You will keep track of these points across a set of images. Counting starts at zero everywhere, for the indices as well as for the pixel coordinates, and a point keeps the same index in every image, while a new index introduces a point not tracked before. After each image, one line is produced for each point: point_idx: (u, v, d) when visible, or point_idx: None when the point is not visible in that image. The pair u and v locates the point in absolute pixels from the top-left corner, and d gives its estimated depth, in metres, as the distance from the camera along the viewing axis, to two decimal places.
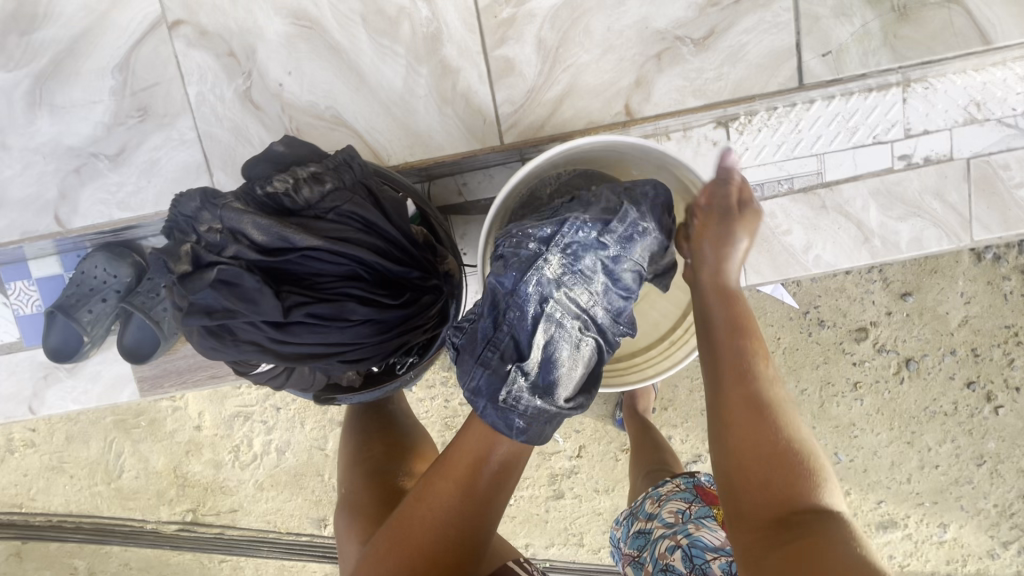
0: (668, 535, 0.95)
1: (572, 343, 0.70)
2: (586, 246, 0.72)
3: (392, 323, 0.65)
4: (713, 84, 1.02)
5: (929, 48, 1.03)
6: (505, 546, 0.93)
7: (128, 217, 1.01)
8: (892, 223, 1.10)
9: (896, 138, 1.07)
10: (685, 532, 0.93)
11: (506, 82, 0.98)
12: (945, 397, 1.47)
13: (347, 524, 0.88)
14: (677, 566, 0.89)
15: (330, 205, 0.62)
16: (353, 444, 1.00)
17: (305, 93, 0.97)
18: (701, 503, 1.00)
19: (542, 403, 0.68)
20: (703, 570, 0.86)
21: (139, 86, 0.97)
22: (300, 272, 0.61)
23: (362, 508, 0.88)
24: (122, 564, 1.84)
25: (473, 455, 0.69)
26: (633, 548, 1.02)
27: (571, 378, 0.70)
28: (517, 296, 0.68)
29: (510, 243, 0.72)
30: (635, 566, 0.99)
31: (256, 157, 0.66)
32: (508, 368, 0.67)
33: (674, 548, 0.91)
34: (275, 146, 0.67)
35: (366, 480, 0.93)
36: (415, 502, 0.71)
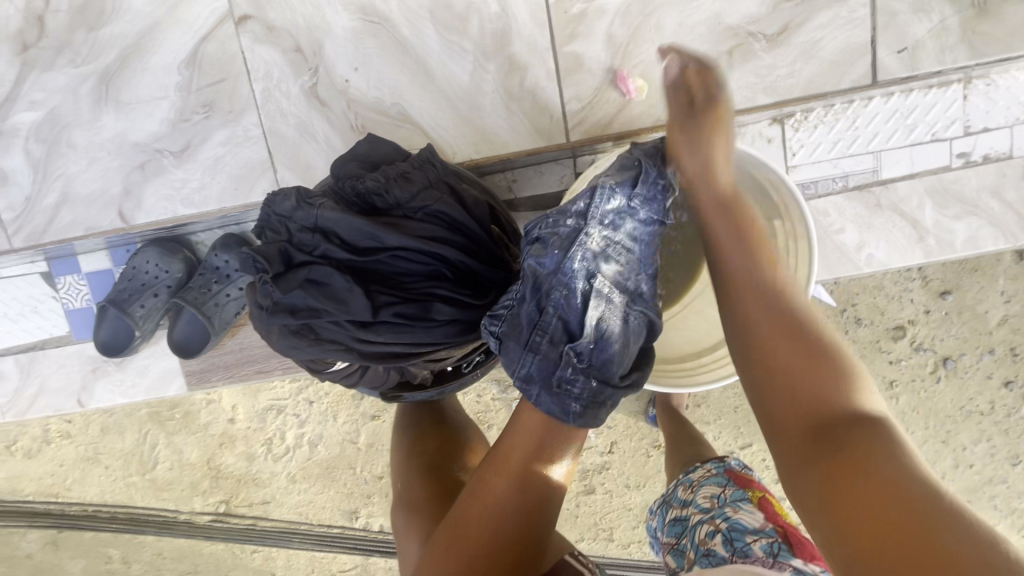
0: (706, 520, 0.95)
1: (624, 319, 0.65)
2: (622, 214, 0.67)
3: (473, 323, 0.64)
4: (783, 82, 1.02)
5: (1009, 45, 1.01)
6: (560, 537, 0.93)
7: (191, 213, 1.02)
8: (948, 222, 1.08)
9: (956, 135, 1.05)
10: (724, 515, 0.94)
11: (574, 79, 0.96)
12: (981, 396, 1.47)
13: (405, 524, 0.89)
14: (719, 550, 0.89)
15: (421, 205, 0.62)
16: (405, 439, 1.00)
17: (371, 89, 0.96)
18: (735, 486, 1.00)
19: (598, 384, 0.64)
20: (747, 552, 0.87)
21: (205, 82, 0.97)
22: (388, 272, 0.61)
23: (420, 505, 0.89)
24: (156, 553, 1.87)
25: (528, 441, 0.67)
26: (670, 537, 1.01)
27: (625, 355, 0.65)
28: (560, 275, 0.64)
29: (542, 221, 0.66)
30: (673, 554, 0.98)
31: (345, 155, 0.66)
32: (561, 351, 0.63)
33: (714, 532, 0.92)
34: (364, 144, 0.67)
35: (421, 478, 0.93)
36: (472, 495, 0.69)
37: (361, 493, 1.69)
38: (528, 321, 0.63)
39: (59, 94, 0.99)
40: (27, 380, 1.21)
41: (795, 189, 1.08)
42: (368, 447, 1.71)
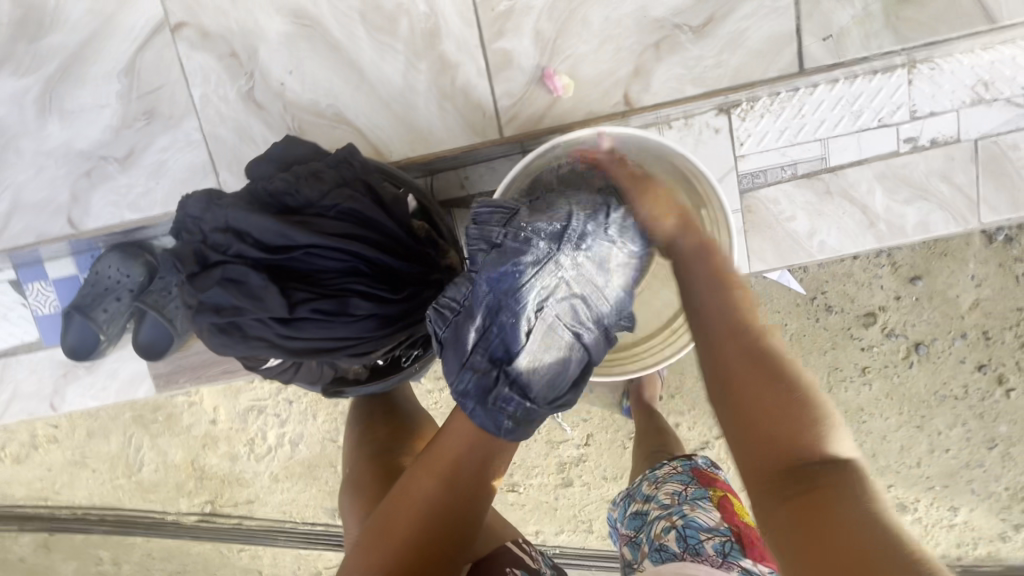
0: (664, 516, 0.94)
1: (564, 346, 0.65)
2: (598, 236, 0.67)
3: (393, 316, 0.66)
4: (713, 71, 1.02)
5: (931, 31, 1.01)
6: (504, 528, 0.97)
7: (139, 218, 1.03)
8: (898, 207, 1.09)
9: (901, 120, 1.05)
10: (680, 512, 0.93)
11: (504, 76, 0.98)
12: (955, 380, 1.46)
13: (350, 506, 0.91)
14: (671, 545, 0.89)
15: (331, 203, 0.64)
16: (359, 431, 1.03)
17: (305, 92, 0.98)
18: (697, 485, 0.99)
19: (529, 405, 0.64)
20: (698, 550, 0.86)
21: (144, 89, 0.98)
22: (305, 269, 0.63)
23: (363, 489, 0.90)
24: (146, 554, 1.90)
25: (462, 442, 0.66)
26: (629, 528, 1.01)
27: (555, 377, 0.65)
28: (512, 295, 0.62)
29: (513, 231, 0.64)
30: (631, 546, 0.98)
31: (259, 158, 0.68)
32: (495, 372, 0.63)
33: (669, 528, 0.91)
34: (278, 147, 0.69)
35: (367, 464, 0.95)
36: (405, 489, 0.68)
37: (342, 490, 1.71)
38: (469, 338, 0.63)
39: (5, 106, 1.01)
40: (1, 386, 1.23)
41: (745, 178, 1.09)
42: None
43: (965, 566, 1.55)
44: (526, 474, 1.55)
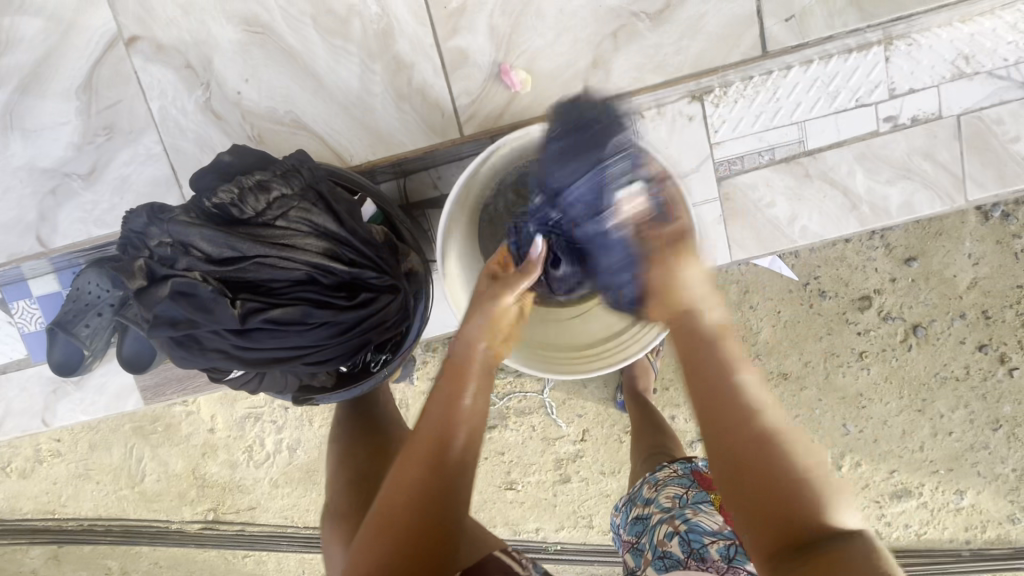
0: (665, 520, 0.89)
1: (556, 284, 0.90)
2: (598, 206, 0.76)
3: (350, 325, 0.65)
4: (673, 59, 1.00)
5: (896, 6, 0.99)
6: (492, 534, 0.92)
7: (106, 233, 1.03)
8: (881, 187, 1.06)
9: (880, 99, 1.02)
10: (682, 516, 0.87)
11: (461, 74, 0.97)
12: (956, 362, 1.43)
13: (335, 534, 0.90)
14: (675, 551, 0.84)
15: (279, 212, 0.63)
16: (340, 448, 1.01)
17: (263, 99, 0.97)
18: (697, 488, 0.92)
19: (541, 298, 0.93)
20: (702, 555, 0.81)
21: (103, 104, 0.98)
22: (256, 279, 0.63)
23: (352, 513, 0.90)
24: (153, 563, 1.91)
25: (443, 405, 0.65)
26: (629, 535, 0.95)
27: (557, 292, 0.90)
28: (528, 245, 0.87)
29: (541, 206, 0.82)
30: (632, 554, 0.93)
31: (203, 170, 0.68)
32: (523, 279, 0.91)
33: (672, 533, 0.86)
34: (221, 158, 0.68)
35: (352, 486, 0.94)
36: (388, 485, 0.63)
37: None
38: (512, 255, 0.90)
39: None
40: None
41: (722, 165, 1.06)
42: None
43: (975, 551, 1.51)
44: (522, 471, 1.53)
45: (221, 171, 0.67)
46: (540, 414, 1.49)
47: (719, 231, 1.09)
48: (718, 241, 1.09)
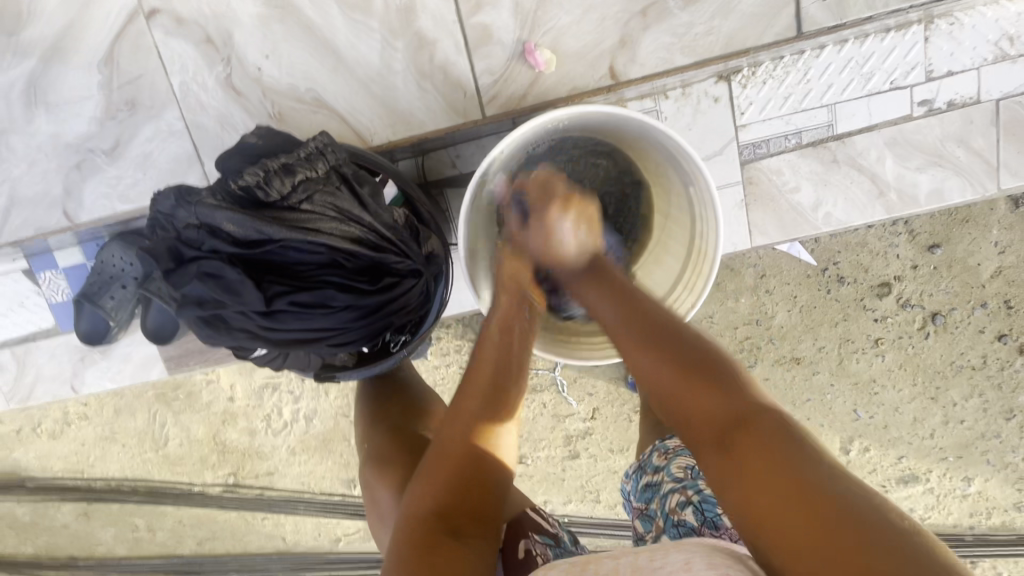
0: (677, 489, 0.83)
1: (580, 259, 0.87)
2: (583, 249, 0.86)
3: (372, 308, 0.66)
4: (703, 40, 0.97)
5: None
6: (517, 495, 0.92)
7: (130, 209, 1.04)
8: (911, 174, 1.03)
9: (916, 81, 0.99)
10: (696, 485, 0.82)
11: (483, 53, 0.95)
12: (974, 351, 1.41)
13: (374, 479, 0.88)
14: (687, 520, 0.79)
15: (304, 195, 0.63)
16: (367, 410, 0.99)
17: (283, 77, 0.96)
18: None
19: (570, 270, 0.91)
20: (715, 523, 0.76)
21: (124, 80, 0.98)
22: (281, 262, 0.63)
23: (384, 463, 0.88)
24: (177, 522, 2.00)
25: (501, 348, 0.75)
26: (640, 501, 0.91)
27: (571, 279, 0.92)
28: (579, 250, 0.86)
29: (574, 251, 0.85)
30: (642, 519, 0.90)
31: (226, 154, 0.68)
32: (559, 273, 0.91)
33: (685, 503, 0.80)
34: (246, 142, 0.68)
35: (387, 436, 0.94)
36: (446, 430, 0.69)
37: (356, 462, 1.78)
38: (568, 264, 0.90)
39: None
40: (22, 370, 1.27)
41: (746, 148, 1.04)
42: None
43: (978, 536, 1.53)
44: (532, 446, 1.56)
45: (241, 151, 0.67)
46: (552, 391, 1.51)
47: (740, 216, 1.08)
48: (740, 225, 1.08)
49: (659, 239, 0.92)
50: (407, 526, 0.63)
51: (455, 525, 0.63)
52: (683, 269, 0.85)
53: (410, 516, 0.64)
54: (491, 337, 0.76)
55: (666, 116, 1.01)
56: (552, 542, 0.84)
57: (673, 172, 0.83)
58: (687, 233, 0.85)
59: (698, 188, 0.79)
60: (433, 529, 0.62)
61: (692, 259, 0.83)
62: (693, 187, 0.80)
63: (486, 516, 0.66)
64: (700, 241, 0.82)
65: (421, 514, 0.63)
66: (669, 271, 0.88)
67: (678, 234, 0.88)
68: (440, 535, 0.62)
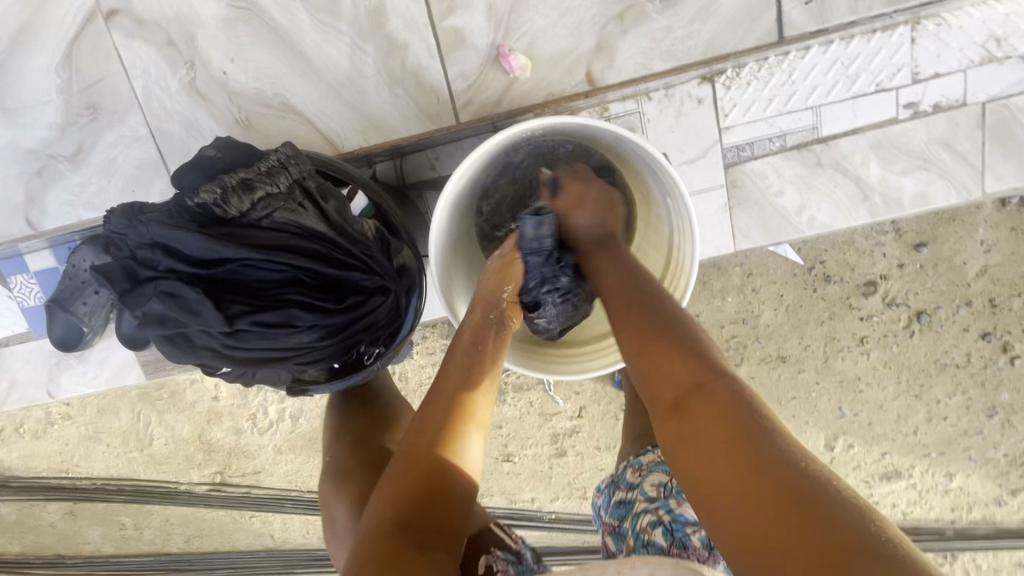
0: (651, 508, 0.83)
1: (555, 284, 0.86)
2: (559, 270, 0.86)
3: (339, 325, 0.64)
4: (682, 44, 0.95)
5: None
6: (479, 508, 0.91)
7: (96, 216, 1.01)
8: (895, 177, 1.02)
9: (901, 84, 0.97)
10: (667, 506, 0.82)
11: (457, 57, 0.93)
12: (958, 349, 1.41)
13: (329, 494, 0.89)
14: (658, 540, 0.79)
15: (263, 212, 0.61)
16: (335, 421, 0.98)
17: (250, 81, 0.93)
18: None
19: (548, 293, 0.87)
20: (684, 543, 0.77)
21: (84, 84, 0.95)
22: (242, 280, 0.61)
23: (346, 476, 0.89)
24: (164, 520, 1.99)
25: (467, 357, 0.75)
26: (612, 518, 0.89)
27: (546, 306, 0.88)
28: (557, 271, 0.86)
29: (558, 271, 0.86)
30: (613, 537, 0.88)
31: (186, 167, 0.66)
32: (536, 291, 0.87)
33: (655, 523, 0.81)
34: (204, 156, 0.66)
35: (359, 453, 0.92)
36: (411, 439, 0.68)
37: None
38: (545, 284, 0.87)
39: None
40: None
41: (729, 151, 1.02)
42: None
43: (958, 530, 1.54)
44: (518, 444, 1.55)
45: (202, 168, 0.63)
46: (538, 390, 1.51)
47: (724, 220, 1.06)
48: (722, 229, 1.07)
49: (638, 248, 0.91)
50: (369, 541, 0.61)
51: (418, 536, 0.62)
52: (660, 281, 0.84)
53: (371, 529, 0.62)
54: (459, 351, 0.75)
55: (648, 118, 0.98)
56: (513, 559, 0.82)
57: (650, 181, 0.82)
58: (664, 243, 0.84)
59: (675, 200, 0.77)
60: (397, 542, 0.60)
61: (668, 271, 0.82)
62: (669, 198, 0.79)
63: (450, 531, 0.64)
64: (676, 253, 0.81)
65: (384, 525, 0.62)
66: None
67: (656, 243, 0.86)
68: (402, 549, 0.60)
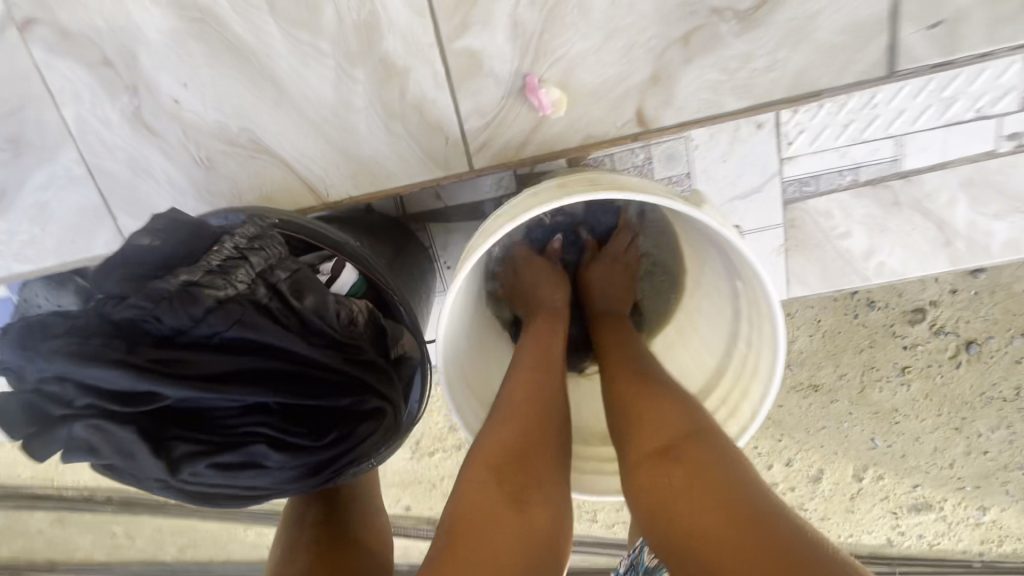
0: None
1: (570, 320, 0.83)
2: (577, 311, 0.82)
3: (321, 459, 0.51)
4: (762, 78, 0.77)
5: None
6: None
7: (29, 269, 0.86)
8: (985, 221, 0.86)
9: (1006, 111, 0.80)
10: None
11: (470, 87, 0.76)
12: (1006, 381, 1.28)
13: None
14: None
15: (216, 327, 0.46)
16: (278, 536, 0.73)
17: (210, 112, 0.78)
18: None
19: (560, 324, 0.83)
20: None
21: (3, 110, 0.79)
22: (189, 416, 0.46)
23: None
24: (156, 527, 1.92)
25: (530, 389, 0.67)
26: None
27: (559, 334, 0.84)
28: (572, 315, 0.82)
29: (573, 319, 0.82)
30: None
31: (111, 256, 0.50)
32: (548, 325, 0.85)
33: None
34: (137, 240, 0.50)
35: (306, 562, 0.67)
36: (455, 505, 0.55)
37: None
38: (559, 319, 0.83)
39: None
40: None
41: (790, 185, 0.86)
42: None
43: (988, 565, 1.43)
44: None
45: (127, 265, 0.48)
46: None
47: (778, 264, 0.91)
48: (775, 274, 0.92)
49: (694, 310, 0.80)
50: None
51: None
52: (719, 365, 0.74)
53: None
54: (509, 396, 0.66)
55: (696, 144, 0.83)
56: None
57: (719, 255, 0.71)
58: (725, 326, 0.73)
59: (751, 289, 0.66)
60: None
61: (731, 362, 0.72)
62: (741, 283, 0.69)
63: None
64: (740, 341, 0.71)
65: None
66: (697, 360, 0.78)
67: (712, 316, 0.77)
68: None
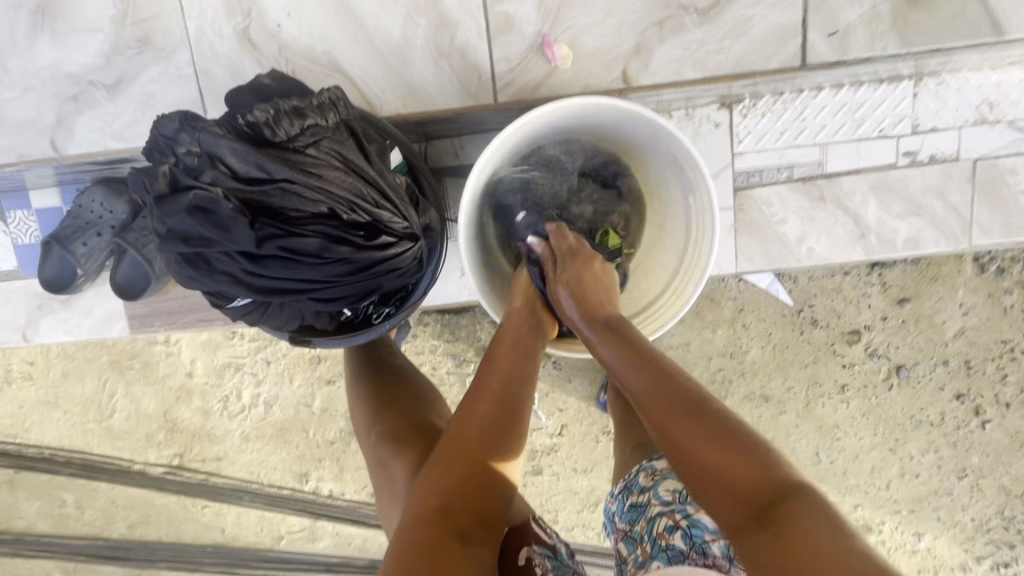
0: (665, 513, 0.82)
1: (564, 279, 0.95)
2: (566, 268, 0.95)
3: (364, 264, 0.68)
4: (713, 57, 1.00)
5: (939, 37, 0.99)
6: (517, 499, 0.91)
7: (123, 147, 1.04)
8: (890, 221, 1.08)
9: (902, 133, 1.04)
10: (685, 510, 0.80)
11: (503, 40, 0.99)
12: (932, 407, 1.38)
13: (387, 458, 0.87)
14: (677, 545, 0.78)
15: (311, 139, 0.67)
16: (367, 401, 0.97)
17: (303, 36, 0.99)
18: None
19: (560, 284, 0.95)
20: (704, 550, 0.76)
21: (138, 17, 0.99)
22: (275, 202, 0.65)
23: (402, 440, 0.88)
24: (109, 502, 1.67)
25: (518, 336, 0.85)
26: (624, 522, 0.89)
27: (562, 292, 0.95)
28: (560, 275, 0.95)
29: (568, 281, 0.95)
30: (625, 541, 0.88)
31: (241, 92, 0.72)
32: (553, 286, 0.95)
33: (673, 528, 0.79)
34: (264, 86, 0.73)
35: (382, 417, 0.93)
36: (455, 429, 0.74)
37: (310, 458, 1.53)
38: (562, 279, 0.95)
39: None
40: None
41: (739, 175, 1.08)
42: (323, 412, 1.53)
43: None
44: None
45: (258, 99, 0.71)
46: None
47: (728, 240, 1.11)
48: (726, 248, 1.11)
49: (655, 244, 1.00)
50: (415, 523, 0.65)
51: (461, 525, 0.66)
52: (676, 273, 0.94)
53: (416, 513, 0.67)
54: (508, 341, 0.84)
55: None
56: (550, 554, 0.83)
57: (674, 181, 0.93)
58: (681, 243, 0.94)
59: (698, 197, 0.88)
60: (443, 536, 0.64)
61: (686, 262, 0.91)
62: (693, 197, 0.90)
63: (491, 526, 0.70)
64: (693, 248, 0.91)
65: (427, 512, 0.66)
66: (661, 276, 0.97)
67: (671, 244, 0.96)
68: (447, 534, 0.65)
